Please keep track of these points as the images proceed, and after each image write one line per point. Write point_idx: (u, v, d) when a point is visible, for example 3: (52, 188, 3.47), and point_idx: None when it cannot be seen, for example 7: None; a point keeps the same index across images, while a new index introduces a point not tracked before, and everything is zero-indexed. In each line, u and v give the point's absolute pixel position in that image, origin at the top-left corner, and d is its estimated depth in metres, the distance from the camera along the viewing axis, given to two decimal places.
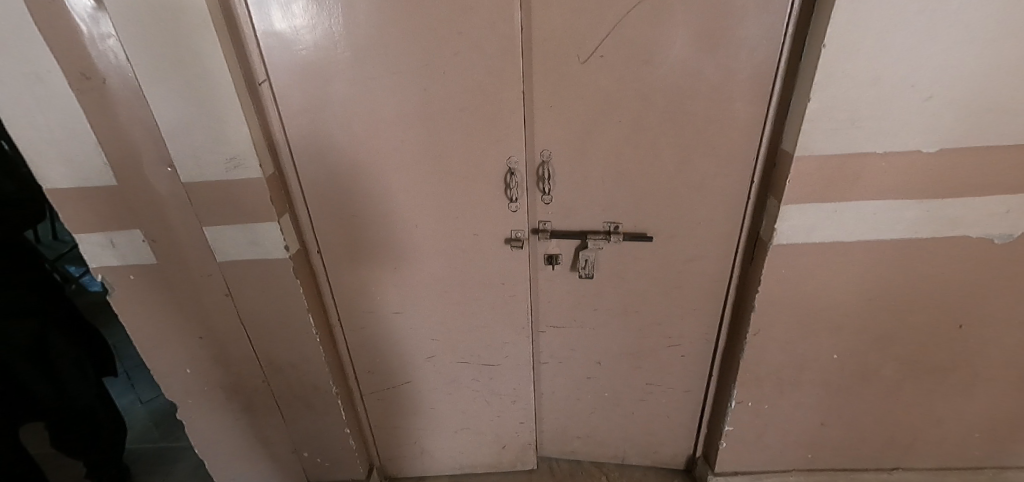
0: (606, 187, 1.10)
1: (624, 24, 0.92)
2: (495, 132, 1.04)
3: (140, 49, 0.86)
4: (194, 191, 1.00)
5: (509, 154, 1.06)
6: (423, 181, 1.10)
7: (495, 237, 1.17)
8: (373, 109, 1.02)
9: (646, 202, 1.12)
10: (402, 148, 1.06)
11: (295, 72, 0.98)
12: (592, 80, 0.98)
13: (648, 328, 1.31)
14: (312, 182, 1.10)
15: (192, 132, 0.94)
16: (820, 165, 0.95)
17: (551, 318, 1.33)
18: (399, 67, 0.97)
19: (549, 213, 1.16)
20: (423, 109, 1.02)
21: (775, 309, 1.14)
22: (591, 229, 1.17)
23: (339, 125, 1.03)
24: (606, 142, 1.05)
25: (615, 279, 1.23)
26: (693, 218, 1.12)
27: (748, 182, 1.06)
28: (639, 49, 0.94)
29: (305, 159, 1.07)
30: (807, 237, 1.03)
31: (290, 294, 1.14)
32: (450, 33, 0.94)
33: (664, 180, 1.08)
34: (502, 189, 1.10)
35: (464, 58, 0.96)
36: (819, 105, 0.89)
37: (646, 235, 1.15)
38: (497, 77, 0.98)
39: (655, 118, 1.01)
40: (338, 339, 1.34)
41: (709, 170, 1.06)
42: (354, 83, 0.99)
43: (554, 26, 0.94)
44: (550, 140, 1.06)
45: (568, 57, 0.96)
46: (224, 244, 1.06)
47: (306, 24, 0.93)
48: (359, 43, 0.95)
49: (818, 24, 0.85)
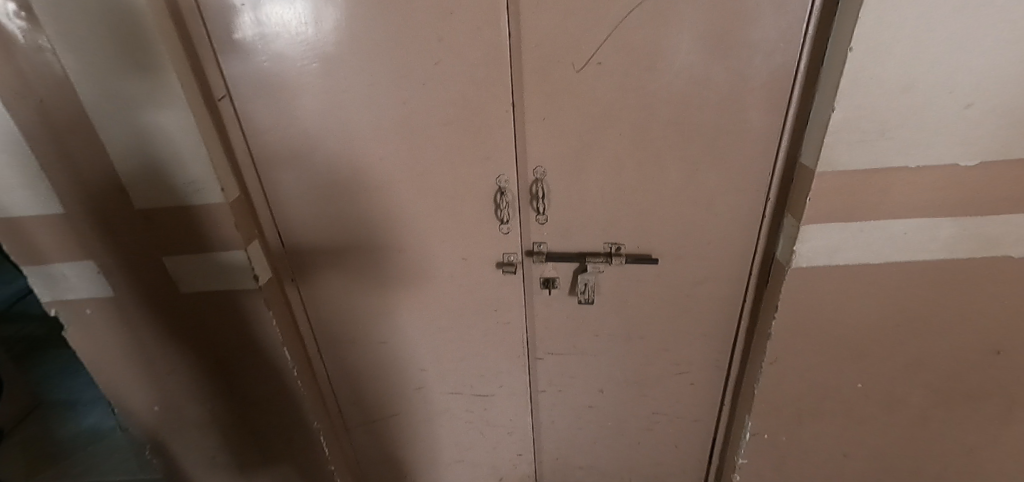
0: (606, 205, 1.01)
1: (625, 27, 0.83)
2: (482, 148, 0.94)
3: (80, 64, 0.77)
4: (153, 217, 0.91)
5: (499, 171, 0.96)
6: (406, 202, 1.01)
7: (487, 260, 1.08)
8: (348, 124, 0.92)
9: (650, 222, 1.02)
10: (382, 166, 0.97)
11: (258, 86, 0.88)
12: (588, 89, 0.89)
13: (654, 355, 1.21)
14: (284, 205, 1.01)
15: (143, 153, 0.84)
16: (845, 181, 0.85)
17: (549, 345, 1.22)
18: (375, 78, 0.88)
19: (545, 234, 1.05)
20: (403, 123, 0.92)
21: (793, 336, 1.04)
22: (590, 251, 1.07)
23: (312, 143, 0.94)
24: (605, 157, 0.95)
25: (617, 303, 1.13)
26: (702, 238, 1.02)
27: (763, 199, 0.96)
28: (640, 55, 0.85)
29: (274, 179, 0.98)
30: (830, 259, 0.93)
31: (262, 327, 1.05)
32: (430, 40, 0.84)
33: (670, 197, 0.98)
34: (492, 209, 1.01)
35: (446, 68, 0.87)
36: (845, 115, 0.78)
37: (651, 256, 1.05)
38: (483, 88, 0.88)
39: (658, 130, 0.91)
40: (319, 371, 1.24)
41: (720, 186, 0.96)
42: (325, 96, 0.89)
43: (546, 31, 0.84)
44: (543, 156, 0.96)
45: (562, 65, 0.87)
46: (187, 275, 0.97)
47: (268, 33, 0.83)
48: (330, 52, 0.85)
49: (844, 23, 0.75)
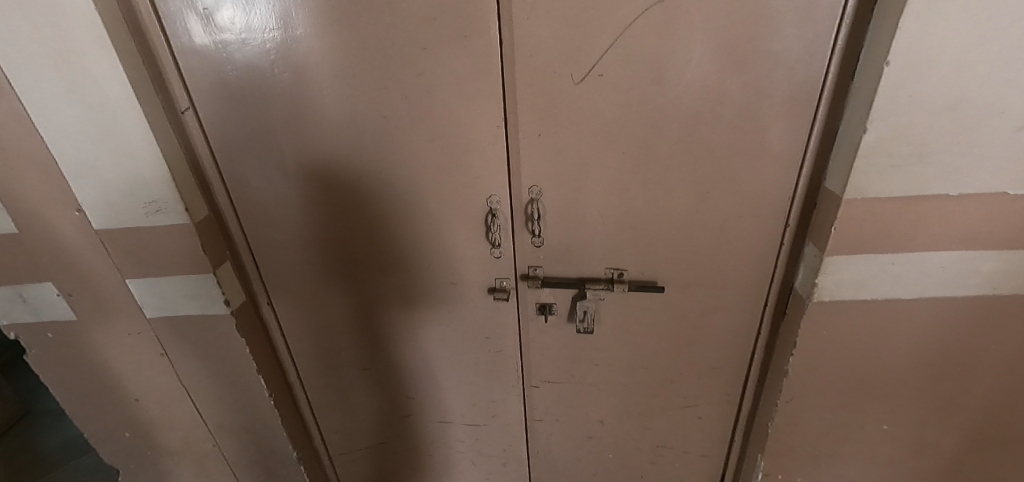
0: (607, 228, 0.92)
1: (629, 36, 0.74)
2: (472, 166, 0.86)
3: (26, 74, 0.70)
4: (113, 238, 0.84)
5: (491, 191, 0.89)
6: (390, 221, 0.93)
7: (477, 285, 1.00)
8: (324, 139, 0.85)
9: (656, 247, 0.93)
10: (363, 183, 0.89)
11: (224, 97, 0.81)
12: (589, 104, 0.80)
13: (659, 387, 1.11)
14: (257, 225, 0.93)
15: (99, 170, 0.77)
16: (875, 210, 0.75)
17: (545, 373, 1.13)
18: (353, 90, 0.80)
19: (541, 258, 0.97)
20: (385, 139, 0.84)
21: (812, 374, 0.94)
22: (590, 276, 0.98)
23: (285, 159, 0.86)
24: (606, 177, 0.87)
25: (618, 331, 1.05)
26: (714, 266, 0.93)
27: (782, 226, 0.87)
28: (646, 67, 0.76)
29: (246, 197, 0.90)
30: (856, 293, 0.84)
31: (236, 354, 0.98)
32: (413, 49, 0.76)
33: (679, 220, 0.89)
34: (483, 231, 0.93)
35: (432, 80, 0.79)
36: (877, 137, 0.69)
37: (657, 284, 0.97)
38: (473, 102, 0.80)
39: (665, 149, 0.83)
40: (299, 397, 1.16)
41: (733, 210, 0.87)
42: (298, 109, 0.82)
43: (541, 40, 0.75)
44: (538, 174, 0.87)
45: (559, 77, 0.78)
46: (153, 299, 0.90)
47: (234, 40, 0.76)
48: (303, 61, 0.78)
49: (879, 34, 0.66)
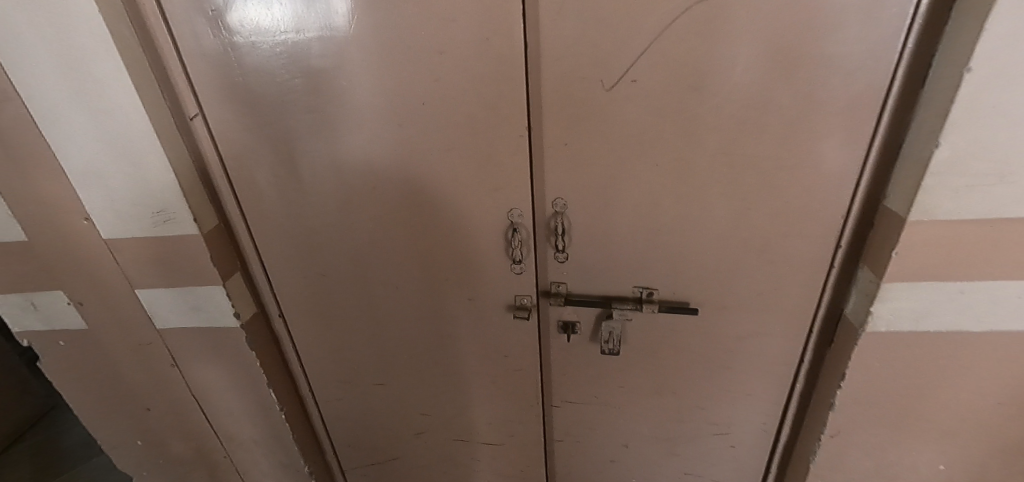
0: (636, 244, 0.86)
1: (668, 38, 0.68)
2: (492, 177, 0.81)
3: (32, 79, 0.68)
4: (122, 247, 0.81)
5: (511, 204, 0.83)
6: (406, 233, 0.88)
7: (496, 301, 0.94)
8: (338, 148, 0.80)
9: (689, 265, 0.86)
10: (377, 193, 0.84)
11: (233, 104, 0.76)
12: (620, 113, 0.74)
13: (689, 413, 1.04)
14: (267, 237, 0.89)
15: (107, 178, 0.75)
16: (944, 234, 0.67)
17: (566, 393, 1.07)
18: (368, 96, 0.75)
19: (564, 273, 0.91)
20: (401, 148, 0.79)
21: (861, 409, 0.86)
22: (617, 295, 0.92)
23: (297, 169, 0.82)
24: (637, 190, 0.80)
25: (645, 353, 0.98)
26: (753, 288, 0.86)
27: (834, 248, 0.79)
28: (685, 72, 0.69)
29: (254, 208, 0.86)
30: (916, 324, 0.75)
31: (246, 367, 0.95)
32: (432, 54, 0.71)
33: (717, 238, 0.82)
34: (504, 246, 0.87)
35: (451, 86, 0.73)
36: (952, 153, 0.61)
37: (690, 305, 0.90)
38: (494, 109, 0.75)
39: (703, 161, 0.76)
40: (310, 411, 1.13)
41: (778, 229, 0.79)
42: (310, 115, 0.77)
43: (569, 43, 0.69)
44: (564, 186, 0.82)
45: (589, 83, 0.72)
46: (163, 310, 0.88)
47: (244, 43, 0.72)
48: (315, 65, 0.73)
49: (960, 36, 0.58)
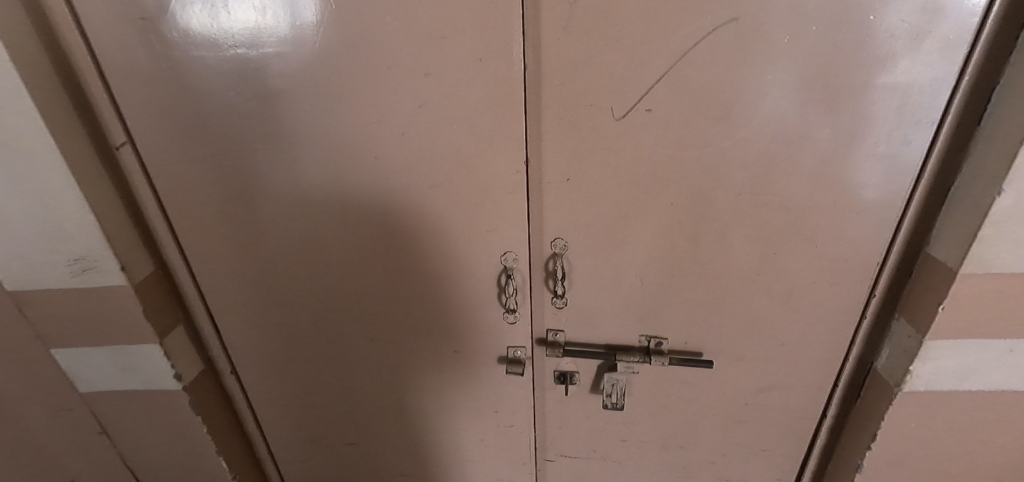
0: (644, 289, 0.76)
1: (690, 63, 0.58)
2: (483, 215, 0.69)
3: None
4: (32, 300, 0.67)
5: (505, 246, 0.72)
6: (381, 278, 0.76)
7: (485, 352, 0.82)
8: (300, 182, 0.68)
9: (703, 312, 0.76)
10: (347, 232, 0.72)
11: (172, 129, 0.64)
12: (631, 145, 0.64)
13: (699, 469, 0.93)
14: (215, 283, 0.75)
15: (9, 219, 0.61)
16: (997, 287, 0.59)
17: (562, 447, 0.95)
18: (336, 123, 0.64)
19: (563, 320, 0.80)
20: (377, 183, 0.68)
21: (894, 472, 0.77)
22: (621, 344, 0.82)
23: (251, 205, 0.69)
24: (648, 230, 0.71)
25: (651, 405, 0.87)
26: (775, 338, 0.77)
27: (866, 297, 0.70)
28: (708, 101, 0.60)
29: (199, 250, 0.72)
30: (959, 383, 0.67)
31: (192, 433, 0.80)
32: (413, 75, 0.60)
33: (736, 283, 0.73)
34: (495, 293, 0.76)
35: (436, 113, 0.62)
36: (1018, 201, 0.53)
37: (703, 356, 0.80)
38: (486, 140, 0.64)
39: (723, 199, 0.67)
40: (269, 474, 0.98)
41: (805, 276, 0.70)
42: (266, 143, 0.65)
43: (576, 66, 0.59)
44: (565, 225, 0.71)
45: (597, 111, 0.62)
46: (86, 372, 0.73)
47: (183, 58, 0.59)
48: (272, 85, 0.61)
49: None
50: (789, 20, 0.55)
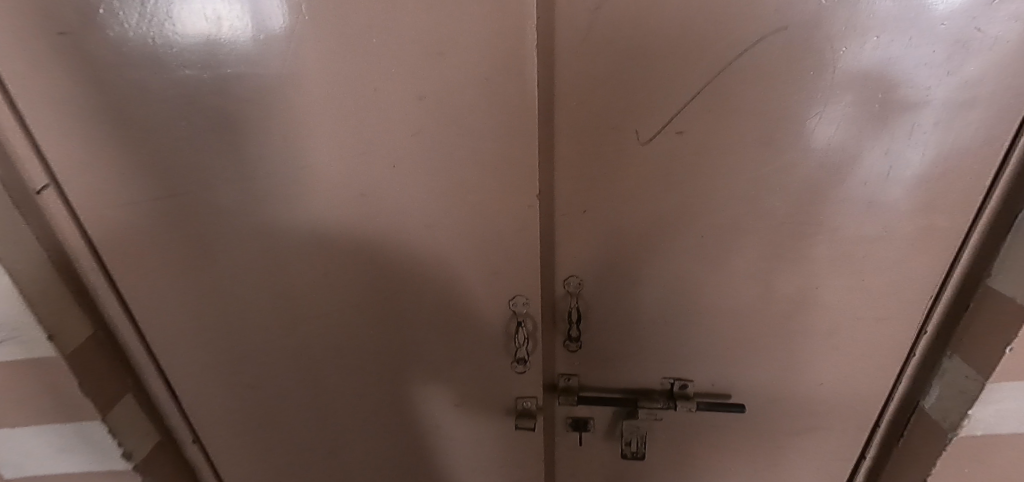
0: (668, 329, 0.67)
1: (728, 79, 0.51)
2: (486, 256, 0.59)
3: None
4: None
5: (514, 289, 0.61)
6: (366, 331, 0.64)
7: (488, 409, 0.71)
8: (268, 224, 0.57)
9: (734, 352, 0.68)
10: (326, 280, 0.61)
11: (105, 167, 0.52)
12: (657, 171, 0.56)
13: None
14: (166, 343, 0.63)
15: None
16: None
17: None
18: (310, 154, 0.53)
19: (576, 363, 0.72)
20: (362, 223, 0.57)
21: None
22: (641, 388, 0.73)
23: (208, 252, 0.58)
24: (674, 264, 0.62)
25: (674, 450, 0.79)
26: (813, 379, 0.69)
27: (916, 332, 0.63)
28: (746, 122, 0.53)
29: (146, 306, 0.61)
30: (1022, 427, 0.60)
31: None
32: (403, 97, 0.50)
33: (771, 320, 0.65)
34: (503, 340, 0.65)
35: (432, 142, 0.53)
36: None
37: (733, 399, 0.71)
38: (488, 170, 0.54)
39: (760, 230, 0.59)
40: None
41: (847, 311, 0.63)
42: (224, 179, 0.54)
43: (597, 82, 0.52)
44: (580, 260, 0.63)
45: (619, 134, 0.54)
46: (20, 453, 0.62)
47: (120, 80, 0.49)
48: (231, 111, 0.51)
49: None
50: (848, 28, 0.47)
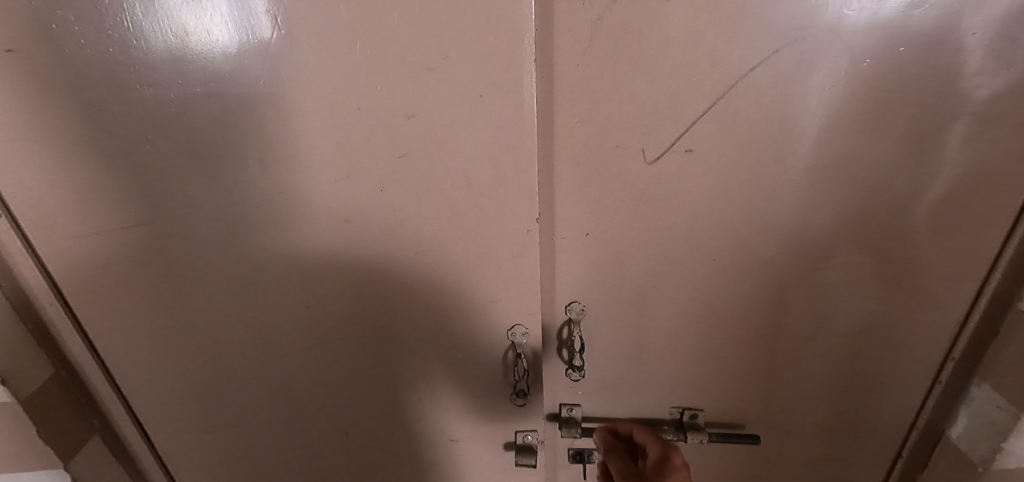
0: (677, 356, 0.63)
1: (741, 94, 0.48)
2: (481, 283, 0.55)
3: None
4: None
5: (512, 318, 0.57)
6: (354, 364, 0.60)
7: (486, 444, 0.66)
8: (245, 252, 0.52)
9: (747, 380, 0.64)
10: (310, 311, 0.56)
11: (64, 194, 0.48)
12: (665, 191, 0.52)
13: None
14: (135, 381, 0.58)
15: None
16: None
17: None
18: (290, 177, 0.49)
19: (579, 394, 0.67)
20: (347, 250, 0.53)
21: None
22: (648, 418, 0.68)
23: (179, 284, 0.54)
24: (683, 289, 0.58)
25: None
26: (831, 408, 0.65)
27: (941, 357, 0.59)
28: (759, 139, 0.50)
29: (112, 342, 0.56)
30: None
31: None
32: (389, 116, 0.47)
33: (787, 346, 0.61)
34: (502, 369, 0.61)
35: (421, 164, 0.49)
36: None
37: (746, 429, 0.67)
38: (483, 192, 0.50)
39: (774, 251, 0.55)
40: None
41: (868, 337, 0.59)
42: (196, 205, 0.50)
43: (600, 97, 0.48)
44: (583, 286, 0.59)
45: (624, 153, 0.51)
46: None
47: (78, 101, 0.45)
48: (202, 133, 0.47)
49: None
50: (869, 38, 0.45)
